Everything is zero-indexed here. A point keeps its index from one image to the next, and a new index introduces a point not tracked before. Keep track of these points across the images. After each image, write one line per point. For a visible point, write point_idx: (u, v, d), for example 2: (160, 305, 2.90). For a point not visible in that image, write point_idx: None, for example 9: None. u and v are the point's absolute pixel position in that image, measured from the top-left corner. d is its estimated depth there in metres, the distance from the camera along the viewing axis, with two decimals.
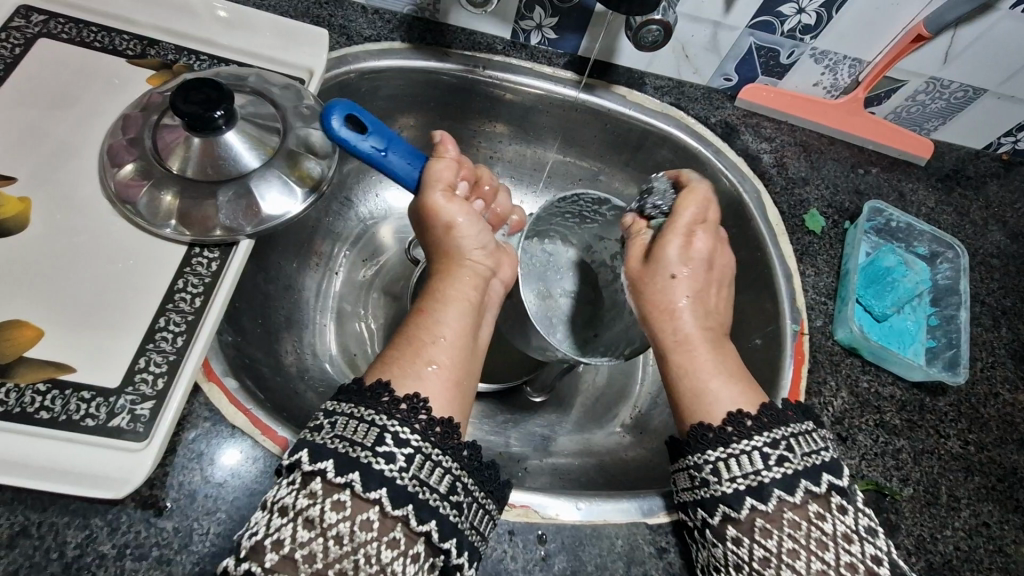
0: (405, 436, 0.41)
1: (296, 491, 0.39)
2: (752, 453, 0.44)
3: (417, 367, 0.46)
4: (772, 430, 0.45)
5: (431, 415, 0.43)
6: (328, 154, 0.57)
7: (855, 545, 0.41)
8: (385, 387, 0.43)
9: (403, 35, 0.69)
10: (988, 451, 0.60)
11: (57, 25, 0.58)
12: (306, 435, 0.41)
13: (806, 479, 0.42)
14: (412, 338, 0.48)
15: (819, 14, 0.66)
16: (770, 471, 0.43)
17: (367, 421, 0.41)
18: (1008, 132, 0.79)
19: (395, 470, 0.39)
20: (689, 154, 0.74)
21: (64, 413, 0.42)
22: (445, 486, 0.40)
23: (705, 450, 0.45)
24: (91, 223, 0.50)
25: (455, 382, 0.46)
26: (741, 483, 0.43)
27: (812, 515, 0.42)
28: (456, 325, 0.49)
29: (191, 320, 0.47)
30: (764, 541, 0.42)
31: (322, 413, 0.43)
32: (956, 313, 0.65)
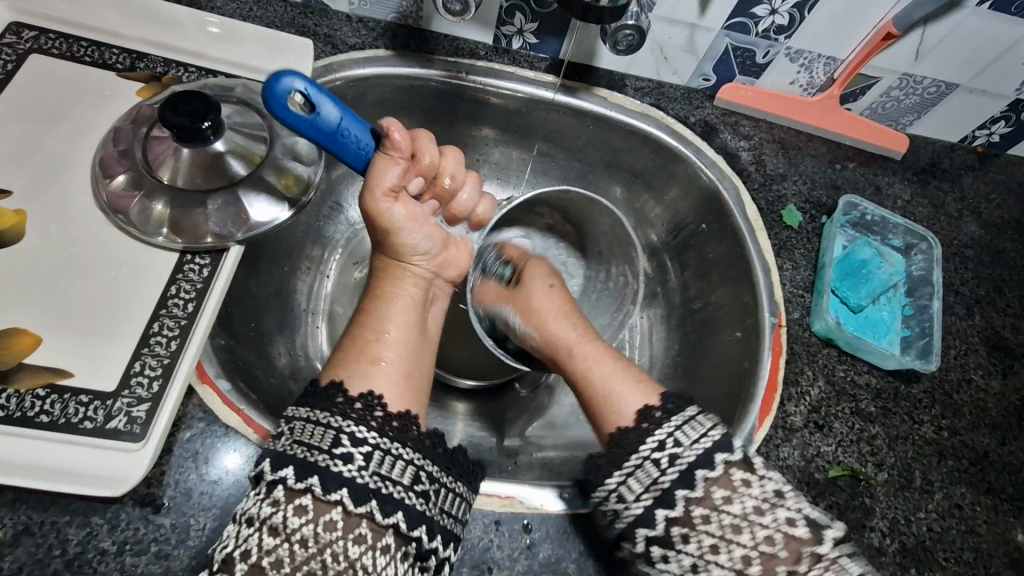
0: (362, 436, 0.43)
1: (260, 501, 0.41)
2: (645, 463, 0.46)
3: (367, 365, 0.48)
4: (662, 425, 0.48)
5: (386, 411, 0.46)
6: (315, 160, 0.58)
7: (768, 515, 0.44)
8: (338, 388, 0.45)
9: (387, 42, 0.70)
10: (960, 435, 0.62)
11: (47, 41, 0.60)
12: (268, 443, 0.44)
13: (698, 473, 0.45)
14: (360, 340, 0.51)
15: (792, 15, 0.68)
16: (666, 474, 0.45)
17: (323, 425, 0.43)
18: (982, 125, 0.81)
19: (354, 470, 0.41)
20: (669, 153, 0.76)
21: (64, 417, 0.44)
22: (408, 478, 0.43)
23: (605, 479, 0.47)
24: (85, 233, 0.52)
25: (406, 373, 0.50)
26: (660, 485, 0.45)
27: (731, 493, 0.44)
28: (401, 322, 0.52)
29: (184, 324, 0.49)
30: (707, 528, 0.44)
31: (284, 419, 0.45)
32: (929, 302, 0.67)
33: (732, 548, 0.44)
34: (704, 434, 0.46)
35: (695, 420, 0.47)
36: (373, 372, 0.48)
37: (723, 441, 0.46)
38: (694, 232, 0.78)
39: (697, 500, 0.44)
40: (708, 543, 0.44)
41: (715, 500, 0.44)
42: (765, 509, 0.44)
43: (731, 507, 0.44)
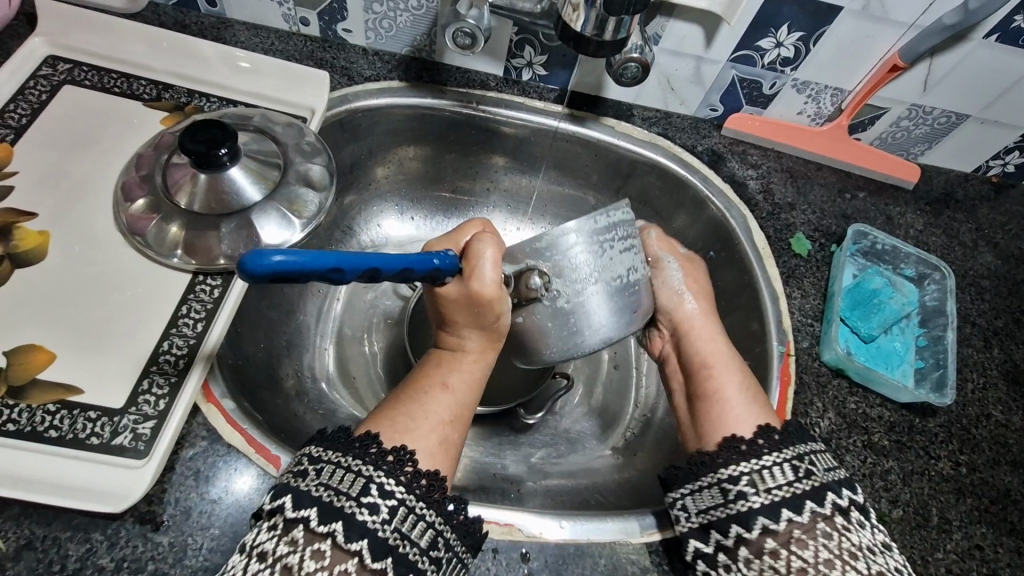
0: (390, 488, 0.41)
1: (277, 537, 0.39)
2: (764, 471, 0.47)
3: (417, 433, 0.46)
4: (783, 449, 0.48)
5: (416, 467, 0.43)
6: (326, 186, 0.60)
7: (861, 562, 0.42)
8: (373, 439, 0.43)
9: (401, 74, 0.73)
10: (980, 473, 0.60)
11: (80, 73, 0.63)
12: (290, 479, 0.41)
13: (806, 503, 0.45)
14: (429, 391, 0.50)
15: (797, 47, 0.69)
16: (798, 484, 0.46)
17: (354, 472, 0.41)
18: (996, 156, 0.81)
19: (377, 522, 0.39)
20: (675, 180, 0.77)
21: (71, 432, 0.45)
22: (426, 541, 0.40)
23: (727, 467, 0.48)
24: (104, 253, 0.54)
25: (447, 430, 0.48)
26: (748, 504, 0.46)
27: (836, 530, 0.44)
28: (470, 376, 0.53)
29: (193, 343, 0.50)
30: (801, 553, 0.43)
31: (307, 459, 0.42)
32: (943, 333, 0.66)
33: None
34: (822, 472, 0.47)
35: (810, 456, 0.48)
36: (415, 423, 0.47)
37: (831, 483, 0.46)
38: (702, 259, 0.77)
39: (801, 526, 0.44)
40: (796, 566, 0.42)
41: (820, 530, 0.44)
42: (875, 551, 0.43)
43: (833, 542, 0.43)
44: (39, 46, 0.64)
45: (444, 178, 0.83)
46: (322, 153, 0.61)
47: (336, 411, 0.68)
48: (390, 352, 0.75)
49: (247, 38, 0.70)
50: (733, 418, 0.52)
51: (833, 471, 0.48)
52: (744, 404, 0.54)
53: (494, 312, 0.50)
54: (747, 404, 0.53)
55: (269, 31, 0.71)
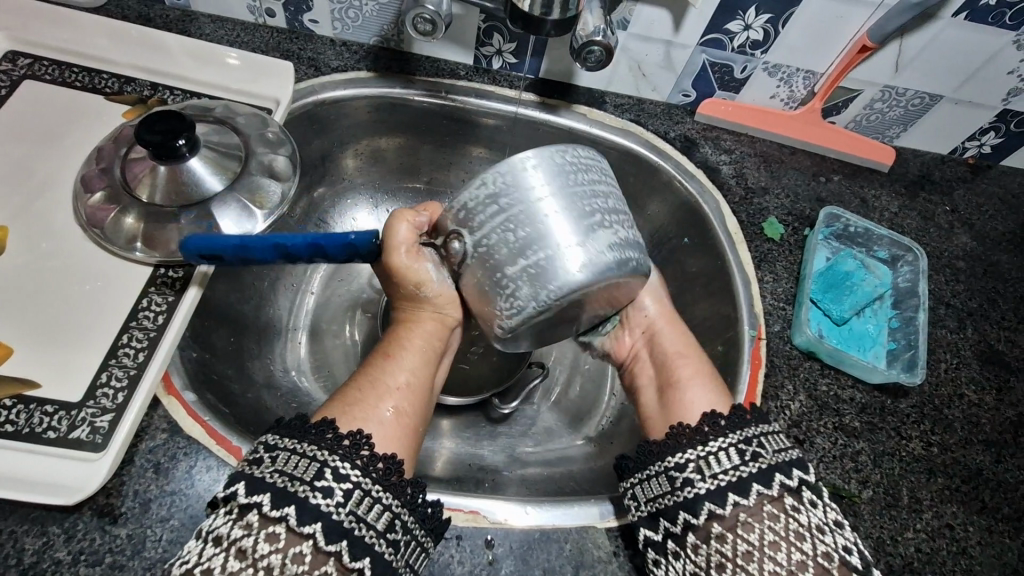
0: (346, 472, 0.40)
1: (231, 521, 0.38)
2: (718, 454, 0.47)
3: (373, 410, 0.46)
4: (743, 429, 0.48)
5: (375, 452, 0.42)
6: (290, 177, 0.60)
7: (806, 543, 0.42)
8: (330, 424, 0.42)
9: (369, 64, 0.72)
10: (952, 452, 0.60)
11: (41, 68, 0.63)
12: (244, 467, 0.41)
13: (752, 486, 0.45)
14: (377, 362, 0.50)
15: (766, 30, 0.69)
16: (746, 467, 0.46)
17: (309, 457, 0.40)
18: (971, 137, 0.80)
19: (331, 505, 0.39)
20: (649, 167, 0.76)
21: (28, 426, 0.45)
22: (383, 524, 0.40)
23: (672, 455, 0.48)
24: (64, 247, 0.53)
25: (399, 399, 0.48)
26: (695, 490, 0.46)
27: (785, 510, 0.44)
28: (423, 351, 0.52)
29: (153, 336, 0.50)
30: (747, 537, 0.43)
31: (263, 446, 0.42)
32: (915, 314, 0.66)
33: (769, 564, 0.42)
34: (770, 453, 0.47)
35: (759, 438, 0.48)
36: (367, 398, 0.47)
37: (781, 464, 0.46)
38: (678, 246, 0.77)
39: (747, 509, 0.44)
40: (743, 550, 0.43)
41: (765, 513, 0.44)
42: (824, 531, 0.43)
43: (780, 523, 0.43)
44: (0, 41, 0.63)
45: (417, 170, 0.83)
46: (286, 143, 0.61)
47: (309, 404, 0.67)
48: (365, 344, 0.75)
49: (212, 31, 0.70)
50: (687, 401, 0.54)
51: (784, 450, 0.47)
52: (700, 392, 0.54)
53: (412, 282, 0.50)
54: (699, 373, 0.56)
55: (235, 23, 0.71)
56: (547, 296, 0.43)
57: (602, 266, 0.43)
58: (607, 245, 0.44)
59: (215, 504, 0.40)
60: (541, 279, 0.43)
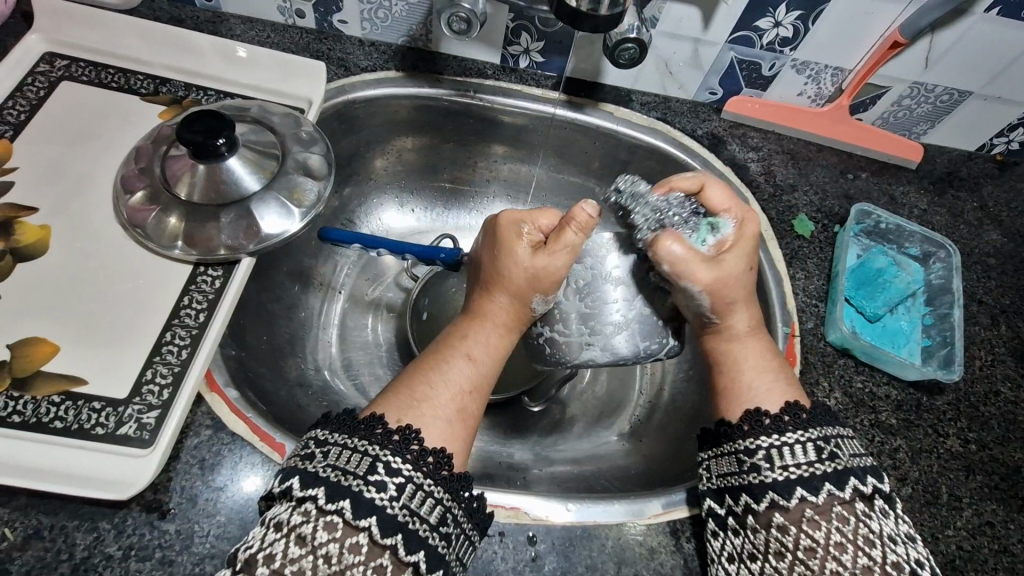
0: (397, 467, 0.40)
1: (290, 509, 0.39)
2: (793, 447, 0.46)
3: (441, 408, 0.46)
4: (810, 429, 0.47)
5: (424, 445, 0.42)
6: (325, 176, 0.60)
7: (876, 550, 0.42)
8: (380, 418, 0.42)
9: (397, 64, 0.72)
10: (990, 450, 0.60)
11: (78, 69, 0.64)
12: (297, 462, 0.41)
13: (824, 484, 0.44)
14: (449, 353, 0.50)
15: (796, 26, 0.68)
16: (821, 464, 0.45)
17: (361, 452, 0.40)
18: (1000, 133, 0.80)
19: (385, 499, 0.39)
20: (676, 165, 0.76)
21: (76, 423, 0.45)
22: (435, 518, 0.40)
23: (756, 438, 0.47)
24: (106, 246, 0.54)
25: (466, 400, 0.48)
26: (762, 477, 0.46)
27: (856, 515, 0.43)
28: (494, 347, 0.52)
29: (196, 333, 0.50)
30: (812, 532, 0.43)
31: (314, 442, 0.42)
32: (950, 311, 0.66)
33: (833, 564, 0.42)
34: (847, 456, 0.46)
35: (836, 439, 0.47)
36: (433, 390, 0.47)
37: (856, 468, 0.45)
38: None
39: (814, 506, 0.44)
40: (805, 544, 0.43)
41: (835, 513, 0.43)
42: (896, 541, 0.43)
43: (849, 526, 0.43)
44: (37, 43, 0.64)
45: (443, 169, 0.83)
46: (320, 142, 0.61)
47: (340, 402, 0.68)
48: (394, 342, 0.75)
49: (242, 31, 0.70)
50: (750, 395, 0.51)
51: (859, 456, 0.46)
52: (767, 385, 0.51)
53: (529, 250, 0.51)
54: (773, 378, 0.52)
55: (265, 23, 0.71)
56: (599, 346, 0.52)
57: (647, 343, 0.52)
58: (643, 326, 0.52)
59: (273, 496, 0.40)
60: (595, 341, 0.52)
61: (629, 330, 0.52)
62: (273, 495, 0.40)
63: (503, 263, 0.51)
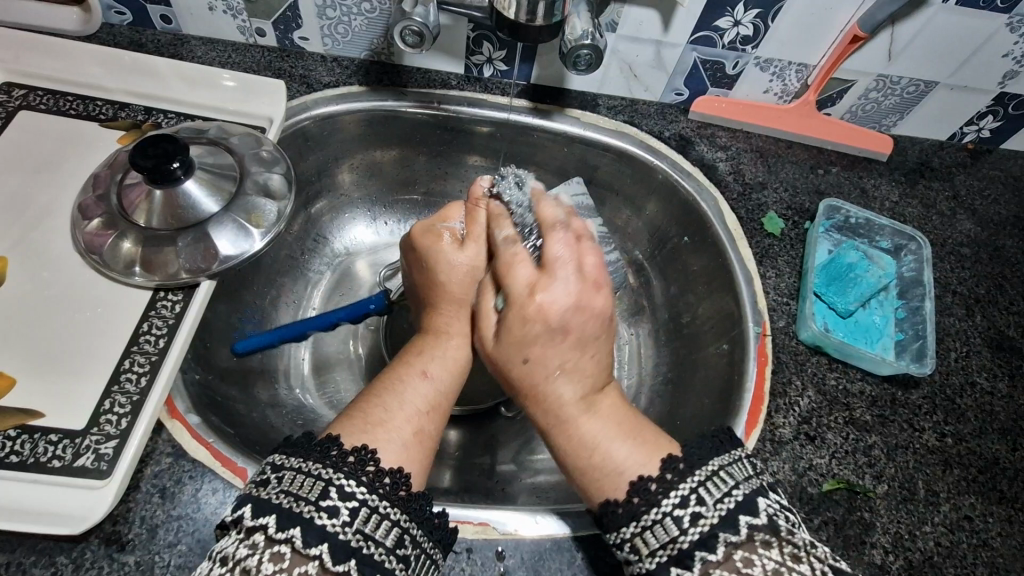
0: (351, 490, 0.40)
1: (239, 541, 0.38)
2: (737, 464, 0.44)
3: (398, 431, 0.46)
4: (748, 444, 0.45)
5: (381, 467, 0.42)
6: (286, 195, 0.60)
7: (836, 560, 0.40)
8: (335, 440, 0.42)
9: (361, 78, 0.72)
10: (967, 443, 0.59)
11: (36, 98, 0.63)
12: (251, 489, 0.41)
13: (773, 497, 0.43)
14: (407, 376, 0.50)
15: (756, 25, 0.68)
16: (769, 475, 0.44)
17: (315, 477, 0.40)
18: (970, 121, 0.80)
19: (337, 525, 0.38)
20: (645, 168, 0.76)
21: (33, 456, 0.45)
22: (392, 540, 0.40)
23: (698, 466, 0.46)
24: (65, 275, 0.54)
25: (424, 420, 0.48)
26: (687, 537, 0.40)
27: (808, 525, 0.42)
28: (451, 362, 0.53)
29: (155, 360, 0.50)
30: (769, 559, 0.40)
31: (269, 467, 0.42)
32: (921, 303, 0.66)
33: None
34: (743, 481, 0.43)
35: (730, 465, 0.44)
36: (390, 413, 0.47)
37: (756, 487, 0.42)
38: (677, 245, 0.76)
39: (769, 526, 0.42)
40: None
41: (759, 543, 0.40)
42: None
43: (806, 540, 0.41)
44: None
45: (414, 181, 0.83)
46: (280, 161, 0.61)
47: (315, 419, 0.67)
48: (368, 358, 0.75)
49: (203, 53, 0.70)
50: (607, 469, 0.45)
51: None
52: (638, 439, 0.46)
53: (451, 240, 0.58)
54: (630, 443, 0.45)
55: (226, 44, 0.71)
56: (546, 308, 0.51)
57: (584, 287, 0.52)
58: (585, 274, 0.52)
59: (225, 526, 0.40)
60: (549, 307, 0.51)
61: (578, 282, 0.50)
62: (225, 525, 0.39)
63: (442, 269, 0.57)
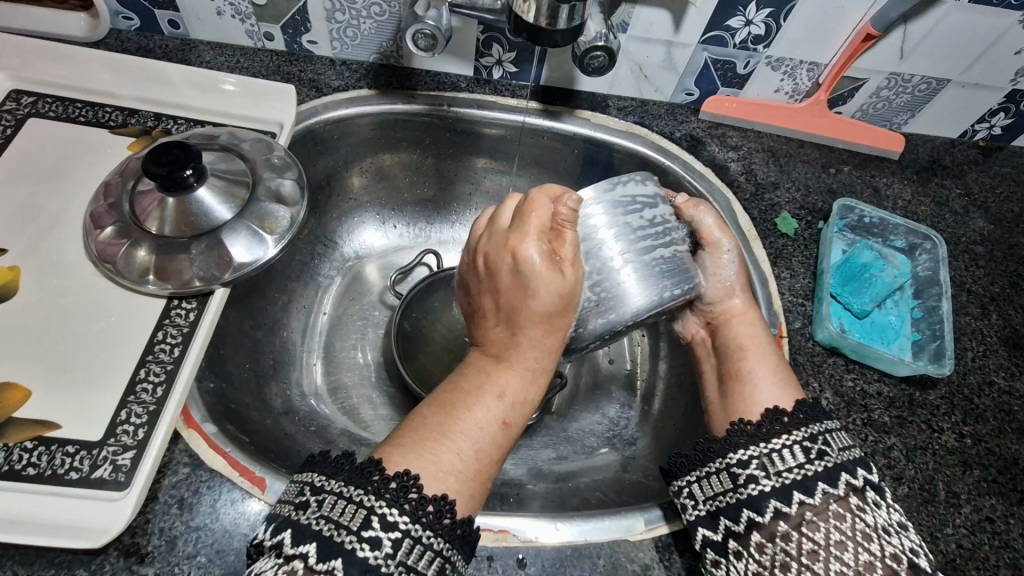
0: (393, 519, 0.39)
1: (277, 566, 0.38)
2: (780, 450, 0.46)
3: (446, 460, 0.43)
4: (798, 430, 0.47)
5: (423, 494, 0.41)
6: (298, 201, 0.60)
7: (874, 543, 0.42)
8: (378, 466, 0.41)
9: (370, 82, 0.72)
10: (986, 443, 0.59)
11: (45, 105, 0.63)
12: (289, 511, 0.40)
13: (817, 484, 0.44)
14: (456, 407, 0.47)
15: (768, 24, 0.68)
16: (811, 463, 0.45)
17: (356, 504, 0.39)
18: (982, 119, 0.79)
19: (380, 557, 0.38)
20: (656, 169, 0.76)
21: (50, 468, 0.45)
22: (433, 571, 0.39)
23: (744, 446, 0.47)
24: (78, 284, 0.53)
25: (481, 453, 0.45)
26: (759, 487, 0.45)
27: (851, 510, 0.43)
28: (511, 388, 0.48)
29: (170, 369, 0.49)
30: (812, 535, 0.43)
31: (308, 489, 0.41)
32: (938, 303, 0.65)
33: (835, 565, 0.41)
34: (836, 452, 0.46)
35: (825, 437, 0.47)
36: (442, 448, 0.44)
37: (846, 463, 0.45)
38: None
39: (812, 508, 0.44)
40: (807, 549, 0.42)
41: (832, 511, 0.43)
42: (890, 531, 0.43)
43: (847, 522, 0.43)
44: (3, 81, 0.63)
45: (423, 184, 0.82)
46: (293, 167, 0.60)
47: (328, 426, 0.67)
48: (381, 363, 0.74)
49: (211, 58, 0.69)
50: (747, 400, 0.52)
51: (849, 451, 0.46)
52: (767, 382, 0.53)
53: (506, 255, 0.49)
54: (768, 374, 0.53)
55: (234, 48, 0.70)
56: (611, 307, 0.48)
57: (654, 290, 0.49)
58: (664, 269, 0.49)
59: (262, 546, 0.40)
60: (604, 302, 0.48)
61: (635, 271, 0.48)
62: (262, 547, 0.39)
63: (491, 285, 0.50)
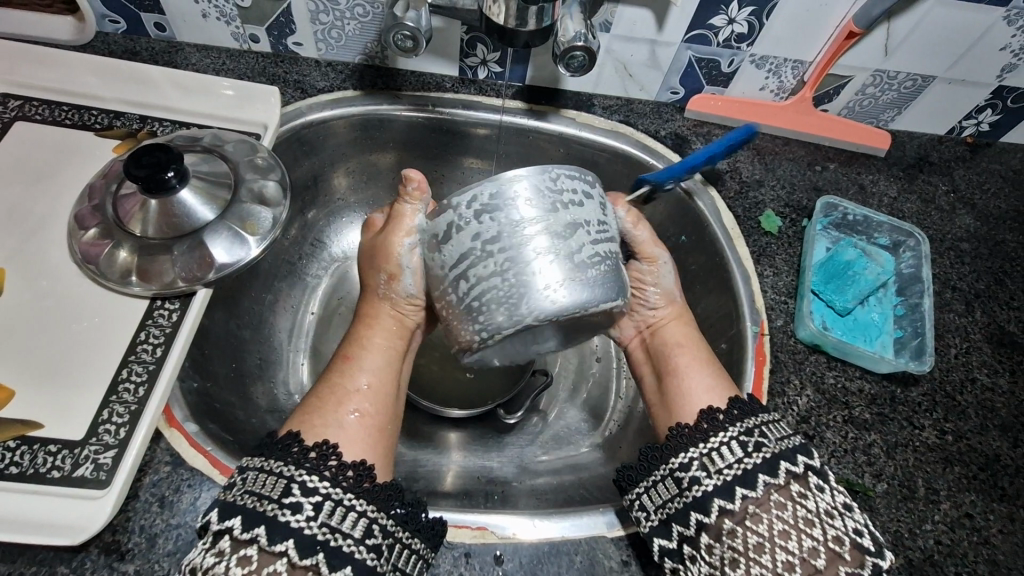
0: (314, 485, 0.41)
1: (206, 550, 0.39)
2: (724, 446, 0.47)
3: (339, 415, 0.47)
4: (743, 421, 0.48)
5: (342, 460, 0.43)
6: (281, 202, 0.60)
7: (815, 528, 0.43)
8: (295, 437, 0.43)
9: (355, 83, 0.72)
10: (968, 440, 0.59)
11: (31, 108, 0.64)
12: (220, 494, 0.42)
13: (759, 477, 0.45)
14: (336, 366, 0.51)
15: (750, 22, 0.68)
16: (750, 457, 0.46)
17: (277, 475, 0.41)
18: (968, 116, 0.79)
19: (302, 521, 0.39)
20: (641, 167, 0.76)
21: (32, 467, 0.45)
22: (360, 531, 0.40)
23: (685, 450, 0.47)
24: (62, 285, 0.54)
25: (365, 403, 0.49)
26: (702, 488, 0.45)
27: (792, 497, 0.44)
28: (381, 350, 0.52)
29: (152, 369, 0.50)
30: (757, 528, 0.43)
31: (235, 472, 0.43)
32: (920, 301, 0.65)
33: (782, 554, 0.42)
34: (775, 442, 0.47)
35: (761, 428, 0.47)
36: (326, 402, 0.48)
37: (785, 452, 0.46)
38: (674, 245, 0.76)
39: (755, 500, 0.44)
40: (754, 543, 0.43)
41: (774, 501, 0.44)
42: (834, 514, 0.44)
43: (788, 511, 0.43)
44: None
45: None
46: (276, 169, 0.61)
47: None
48: None
49: (198, 60, 0.70)
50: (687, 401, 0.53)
51: (787, 438, 0.47)
52: (703, 384, 0.53)
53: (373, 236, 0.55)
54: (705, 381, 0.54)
55: (220, 50, 0.71)
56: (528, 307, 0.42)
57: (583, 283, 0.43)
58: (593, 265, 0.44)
59: (197, 534, 0.41)
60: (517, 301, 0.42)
61: (561, 268, 0.43)
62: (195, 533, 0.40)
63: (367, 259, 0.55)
